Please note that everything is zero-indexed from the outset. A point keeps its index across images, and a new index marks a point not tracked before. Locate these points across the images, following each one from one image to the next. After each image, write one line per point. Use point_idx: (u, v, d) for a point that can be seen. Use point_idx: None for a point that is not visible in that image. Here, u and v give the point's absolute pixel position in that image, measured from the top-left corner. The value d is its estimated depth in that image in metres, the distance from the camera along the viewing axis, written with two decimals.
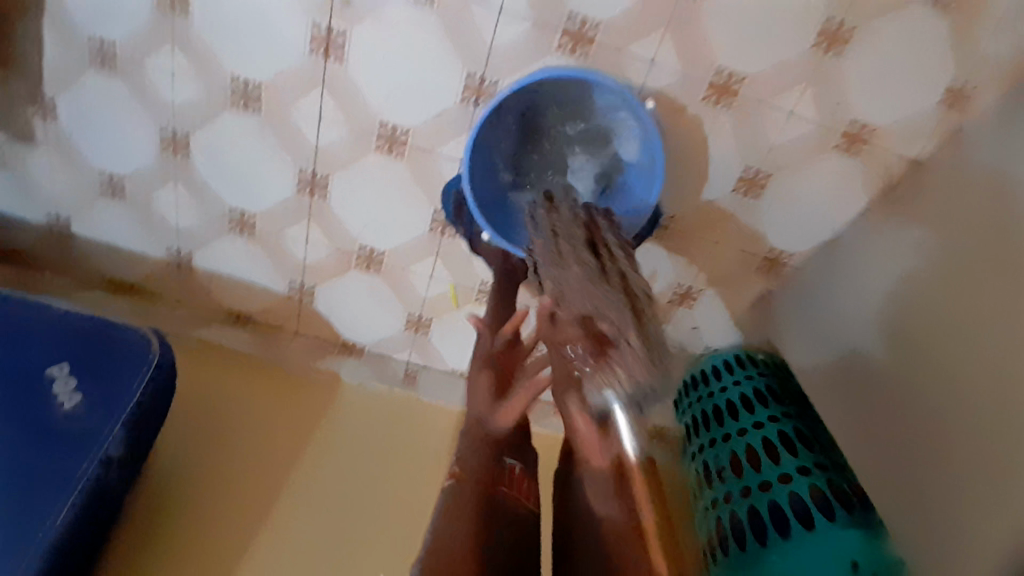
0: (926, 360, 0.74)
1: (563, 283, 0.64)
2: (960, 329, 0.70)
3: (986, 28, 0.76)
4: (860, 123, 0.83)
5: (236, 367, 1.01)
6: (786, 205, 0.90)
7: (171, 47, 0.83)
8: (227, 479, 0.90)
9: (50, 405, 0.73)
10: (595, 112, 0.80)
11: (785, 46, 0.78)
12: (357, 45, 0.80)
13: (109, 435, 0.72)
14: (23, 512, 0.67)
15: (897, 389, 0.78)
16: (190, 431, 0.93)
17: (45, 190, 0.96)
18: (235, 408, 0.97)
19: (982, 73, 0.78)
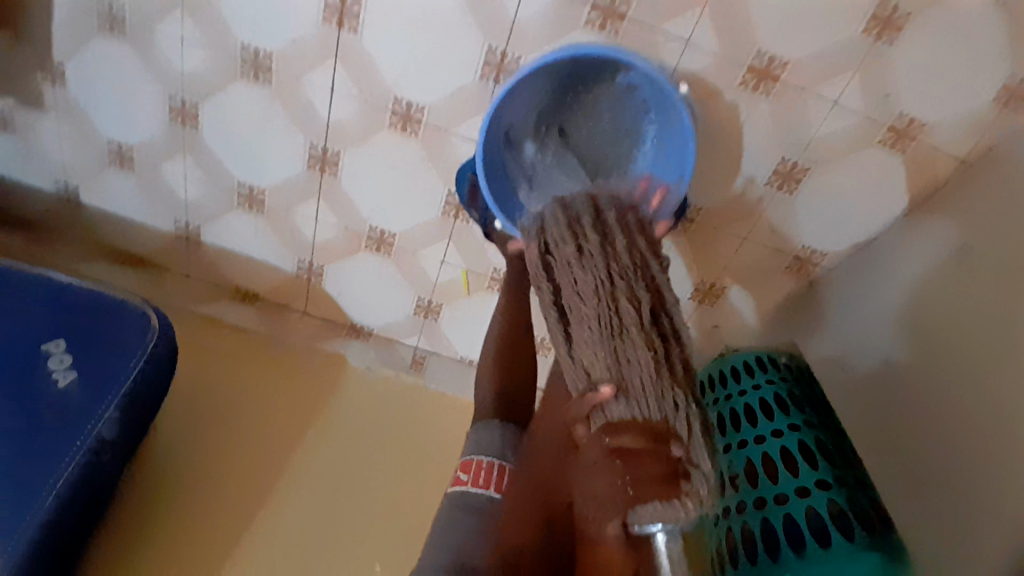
0: (970, 377, 0.69)
1: (623, 364, 0.52)
2: (1005, 342, 0.66)
3: None
4: (909, 117, 0.77)
5: (241, 346, 0.99)
6: (821, 202, 0.84)
7: (180, 12, 0.78)
8: (227, 462, 0.89)
9: (44, 382, 0.71)
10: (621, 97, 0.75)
11: (833, 29, 0.71)
12: (373, 15, 0.76)
13: (101, 418, 0.70)
14: (12, 491, 0.65)
15: (931, 406, 0.73)
16: (192, 410, 0.92)
17: (54, 158, 0.93)
18: (239, 388, 0.95)
19: None
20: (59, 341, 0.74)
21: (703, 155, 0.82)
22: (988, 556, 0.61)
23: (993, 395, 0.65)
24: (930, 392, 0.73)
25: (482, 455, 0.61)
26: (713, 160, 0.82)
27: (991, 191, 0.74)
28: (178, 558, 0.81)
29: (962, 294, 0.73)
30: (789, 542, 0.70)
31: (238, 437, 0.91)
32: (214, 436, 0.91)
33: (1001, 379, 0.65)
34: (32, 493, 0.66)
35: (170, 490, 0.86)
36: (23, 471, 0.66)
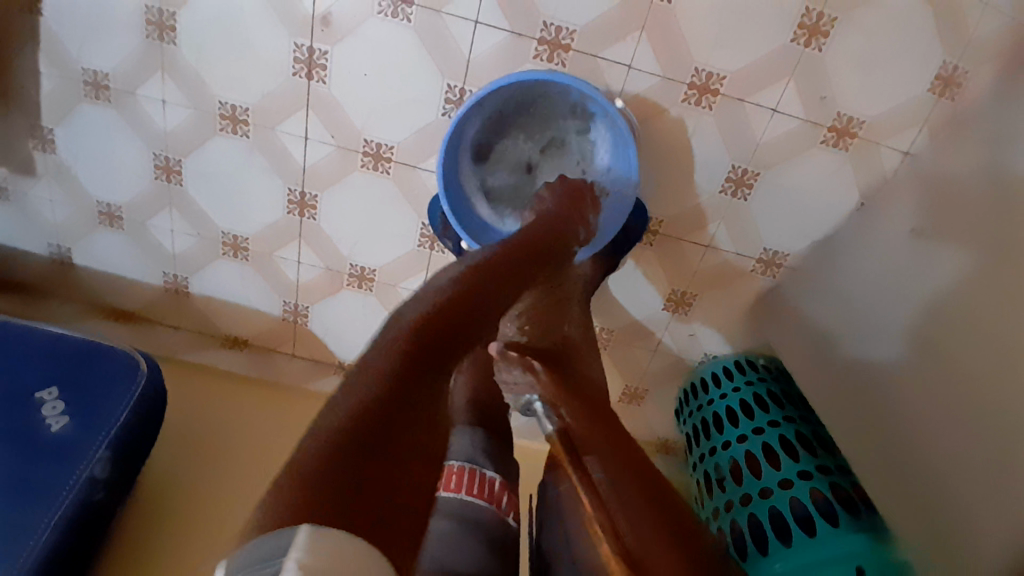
0: (938, 358, 0.70)
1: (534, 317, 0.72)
2: (964, 319, 0.68)
3: (971, 12, 0.75)
4: (847, 117, 0.81)
5: (232, 387, 1.01)
6: (776, 203, 0.88)
7: (161, 75, 0.85)
8: (216, 503, 0.90)
9: (39, 429, 0.73)
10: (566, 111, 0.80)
11: (763, 43, 0.77)
12: (339, 66, 0.82)
13: (86, 465, 0.71)
14: (9, 537, 0.66)
15: (905, 393, 0.74)
16: (183, 456, 0.93)
17: (46, 222, 0.98)
18: (229, 431, 0.97)
19: (971, 59, 0.76)
20: (51, 390, 0.75)
21: (660, 168, 0.86)
22: (975, 526, 0.62)
23: (963, 374, 0.67)
24: (907, 383, 0.74)
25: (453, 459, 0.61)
26: (669, 171, 0.86)
27: (932, 176, 0.78)
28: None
29: (917, 280, 0.75)
30: (776, 533, 0.71)
31: (229, 480, 0.92)
32: (209, 479, 0.92)
33: (972, 354, 0.66)
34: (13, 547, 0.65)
35: (159, 542, 0.86)
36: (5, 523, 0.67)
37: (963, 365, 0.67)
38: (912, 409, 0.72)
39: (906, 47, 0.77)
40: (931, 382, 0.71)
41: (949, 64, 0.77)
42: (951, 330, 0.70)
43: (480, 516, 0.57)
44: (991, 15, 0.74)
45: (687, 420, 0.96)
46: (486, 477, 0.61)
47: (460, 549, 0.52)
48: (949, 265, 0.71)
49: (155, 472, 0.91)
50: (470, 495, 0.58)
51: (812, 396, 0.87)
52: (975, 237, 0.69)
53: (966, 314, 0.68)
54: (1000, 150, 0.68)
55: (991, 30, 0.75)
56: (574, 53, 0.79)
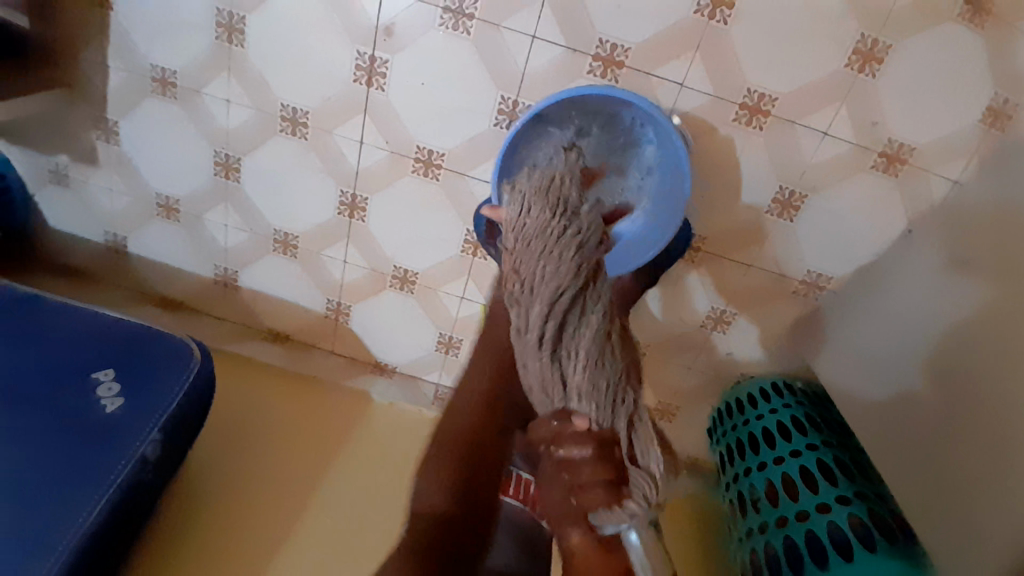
0: (985, 387, 0.69)
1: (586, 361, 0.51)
2: (1011, 348, 0.67)
3: None
4: (897, 143, 0.81)
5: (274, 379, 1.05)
6: (823, 226, 0.88)
7: (227, 76, 0.88)
8: (252, 489, 0.92)
9: (93, 407, 0.76)
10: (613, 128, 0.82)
11: (815, 68, 0.78)
12: (397, 73, 0.85)
13: (136, 447, 0.73)
14: (58, 511, 0.68)
15: (923, 407, 0.76)
16: (220, 443, 0.95)
17: (106, 210, 1.03)
18: (269, 420, 0.99)
19: None
20: (107, 371, 0.79)
21: (705, 186, 0.87)
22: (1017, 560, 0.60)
23: (1008, 406, 0.66)
24: (929, 400, 0.75)
25: None
26: (715, 190, 0.87)
27: (982, 204, 0.77)
28: (211, 558, 0.86)
29: (941, 299, 0.77)
30: (812, 557, 0.71)
31: (264, 468, 0.94)
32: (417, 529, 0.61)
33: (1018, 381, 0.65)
34: (62, 521, 0.67)
35: (192, 526, 0.88)
36: (53, 499, 0.69)
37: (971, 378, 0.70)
38: (927, 421, 0.75)
39: (959, 77, 0.77)
40: (947, 395, 0.73)
41: (1001, 95, 0.77)
42: (970, 353, 0.71)
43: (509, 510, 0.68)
44: None
45: (720, 439, 0.96)
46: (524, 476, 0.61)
47: None
48: (972, 283, 0.74)
49: (194, 456, 0.94)
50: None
51: (842, 403, 0.88)
52: (998, 258, 0.71)
53: (983, 334, 0.70)
54: None
55: None
56: (628, 68, 0.81)
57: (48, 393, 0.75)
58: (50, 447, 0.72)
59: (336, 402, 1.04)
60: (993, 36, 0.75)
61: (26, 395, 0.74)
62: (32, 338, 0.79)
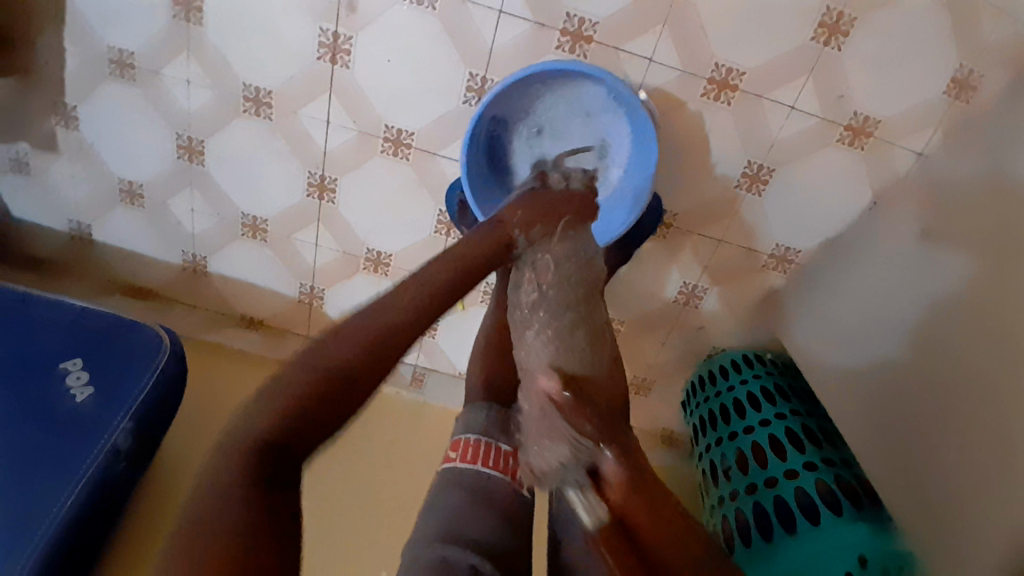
0: (956, 359, 0.69)
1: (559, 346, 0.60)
2: (979, 318, 0.68)
3: (988, 20, 0.75)
4: (863, 116, 0.81)
5: (248, 364, 1.03)
6: (792, 200, 0.88)
7: (186, 56, 0.86)
8: None
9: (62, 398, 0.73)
10: (576, 91, 0.80)
11: (779, 41, 0.78)
12: (362, 51, 0.83)
13: (108, 442, 0.71)
14: (29, 505, 0.66)
15: (911, 410, 0.73)
16: (198, 430, 0.95)
17: (68, 198, 1.00)
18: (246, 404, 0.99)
19: (987, 61, 0.76)
20: (75, 360, 0.76)
21: (676, 161, 0.87)
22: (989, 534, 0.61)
23: (982, 373, 0.66)
24: (900, 384, 0.76)
25: (470, 433, 0.60)
26: (684, 166, 0.87)
27: (952, 186, 0.76)
28: None
29: (917, 291, 0.76)
30: (781, 522, 0.73)
31: None
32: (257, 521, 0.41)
33: (986, 348, 0.66)
34: (33, 525, 0.65)
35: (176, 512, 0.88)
36: (23, 494, 0.67)
37: (957, 387, 0.68)
38: (916, 430, 0.72)
39: (924, 49, 0.77)
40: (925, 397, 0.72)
41: (965, 67, 0.78)
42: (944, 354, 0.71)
43: (495, 488, 0.55)
44: (1006, 19, 0.74)
45: (694, 411, 0.98)
46: (502, 451, 0.58)
47: (477, 519, 0.52)
48: (952, 276, 0.72)
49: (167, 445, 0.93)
50: (485, 467, 0.56)
51: (822, 391, 0.87)
52: (987, 259, 0.68)
53: (966, 335, 0.69)
54: (1015, 154, 0.68)
55: (1007, 32, 0.74)
56: (596, 42, 0.80)
57: (15, 385, 0.73)
58: (18, 439, 0.69)
59: None
60: (960, 8, 0.75)
61: None
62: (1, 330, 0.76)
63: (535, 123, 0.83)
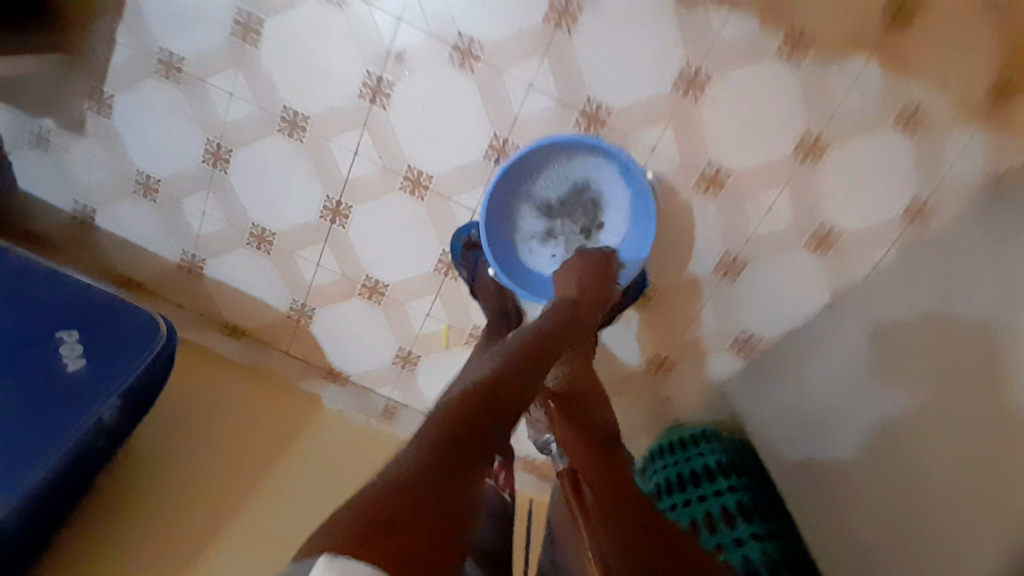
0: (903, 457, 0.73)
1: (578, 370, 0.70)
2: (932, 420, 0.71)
3: (954, 146, 0.83)
4: (829, 227, 0.90)
5: (231, 366, 1.02)
6: (764, 294, 0.96)
7: (235, 71, 0.94)
8: (195, 479, 0.88)
9: (54, 366, 0.73)
10: (590, 167, 0.90)
11: (766, 151, 0.88)
12: (400, 97, 0.92)
13: (65, 440, 0.69)
14: (11, 465, 0.66)
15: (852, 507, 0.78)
16: (169, 425, 0.92)
17: (81, 180, 1.03)
18: (224, 401, 0.97)
19: (940, 193, 0.85)
20: (70, 331, 0.75)
21: (663, 239, 0.96)
22: None
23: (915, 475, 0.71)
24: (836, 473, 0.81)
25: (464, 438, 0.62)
26: (670, 246, 0.97)
27: (948, 303, 0.75)
28: (149, 544, 0.83)
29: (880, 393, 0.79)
30: None
31: (205, 459, 0.90)
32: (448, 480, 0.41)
33: (934, 448, 0.70)
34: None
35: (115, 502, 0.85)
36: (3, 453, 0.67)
37: (920, 521, 0.69)
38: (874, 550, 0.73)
39: (890, 178, 0.86)
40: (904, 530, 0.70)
41: (920, 199, 0.86)
42: (919, 486, 0.70)
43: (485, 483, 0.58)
44: (967, 156, 0.82)
45: (651, 477, 0.97)
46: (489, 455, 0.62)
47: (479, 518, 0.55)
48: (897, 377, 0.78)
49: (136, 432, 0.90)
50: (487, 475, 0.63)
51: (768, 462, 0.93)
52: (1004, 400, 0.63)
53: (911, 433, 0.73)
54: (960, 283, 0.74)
55: (966, 172, 0.83)
56: (607, 124, 0.91)
57: (8, 347, 0.72)
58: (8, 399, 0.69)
59: (297, 393, 1.03)
60: (923, 142, 0.84)
61: None
62: (9, 292, 0.76)
63: (549, 190, 0.92)
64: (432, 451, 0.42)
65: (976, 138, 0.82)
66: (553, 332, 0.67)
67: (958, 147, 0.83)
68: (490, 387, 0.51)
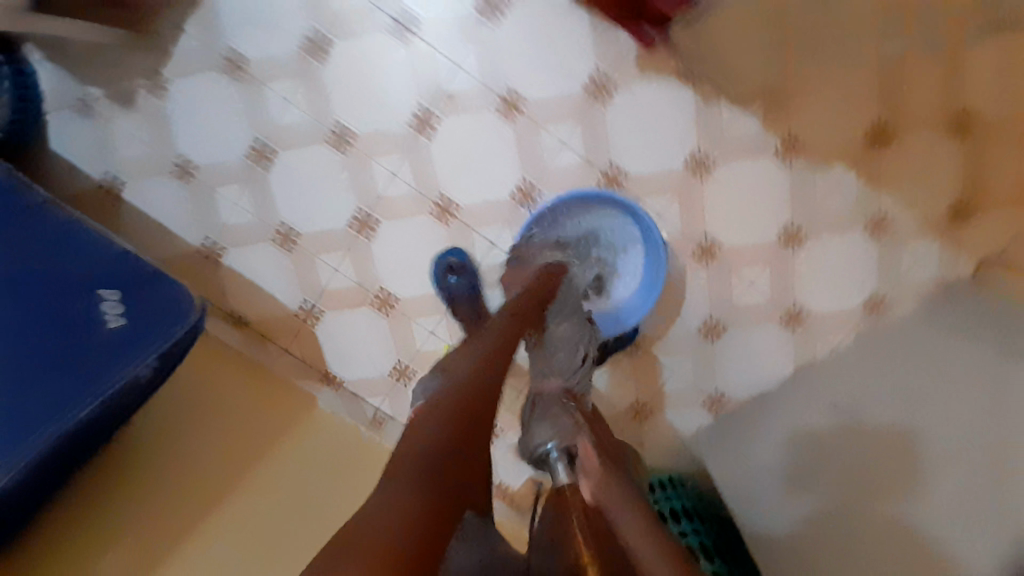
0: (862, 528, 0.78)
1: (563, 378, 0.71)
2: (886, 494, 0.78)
3: (911, 254, 0.98)
4: (802, 307, 1.03)
5: (236, 367, 1.02)
6: (739, 360, 1.06)
7: (296, 81, 1.01)
8: (191, 463, 0.86)
9: (94, 322, 0.76)
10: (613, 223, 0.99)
11: (755, 232, 1.00)
12: (445, 132, 1.02)
13: (88, 403, 0.72)
14: (42, 414, 0.70)
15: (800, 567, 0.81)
16: (187, 406, 0.91)
17: (117, 152, 1.06)
18: (230, 394, 0.96)
19: (895, 290, 1.00)
20: (113, 291, 0.78)
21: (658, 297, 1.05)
22: None
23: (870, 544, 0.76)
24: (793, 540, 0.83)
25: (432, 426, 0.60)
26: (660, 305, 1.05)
27: (945, 385, 0.79)
28: (145, 514, 0.81)
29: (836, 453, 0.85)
30: None
31: (208, 443, 0.89)
32: (434, 503, 0.43)
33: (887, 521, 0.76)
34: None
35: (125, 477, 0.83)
36: (34, 400, 0.70)
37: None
38: None
39: (857, 273, 1.00)
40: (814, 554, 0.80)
41: (881, 294, 1.00)
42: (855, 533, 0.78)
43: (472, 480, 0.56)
44: (921, 264, 0.98)
45: None
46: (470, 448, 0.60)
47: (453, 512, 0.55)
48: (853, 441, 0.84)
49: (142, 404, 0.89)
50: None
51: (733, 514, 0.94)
52: (950, 509, 0.70)
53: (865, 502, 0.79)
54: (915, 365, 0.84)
55: (920, 276, 0.98)
56: (625, 186, 1.01)
57: (55, 296, 0.76)
58: (48, 348, 0.73)
59: (296, 399, 1.05)
60: (888, 247, 0.99)
61: (35, 297, 0.75)
62: (60, 244, 0.79)
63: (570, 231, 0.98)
64: (432, 459, 0.46)
65: (928, 249, 0.98)
66: (526, 314, 0.67)
67: (915, 255, 0.98)
68: (472, 397, 0.52)
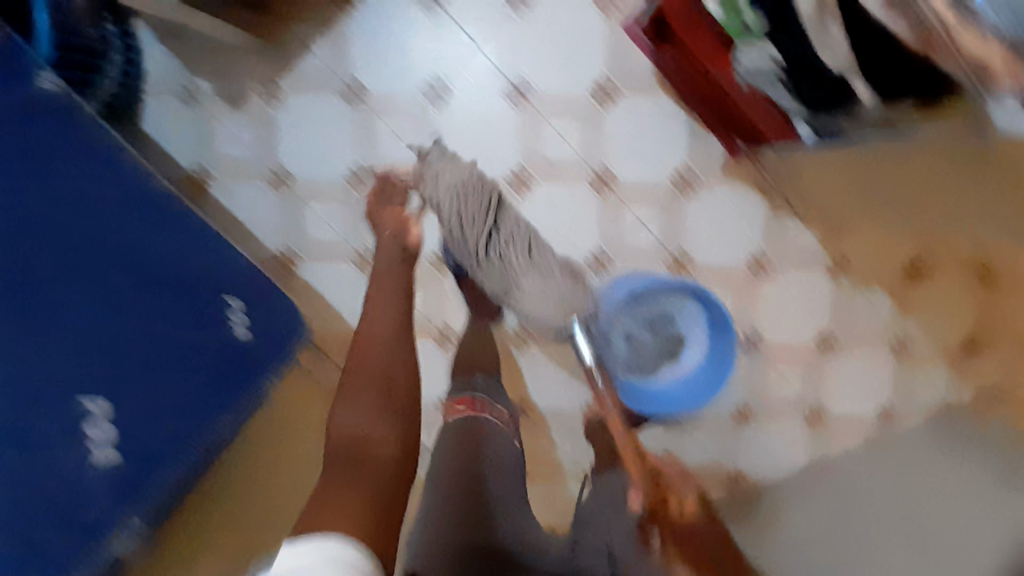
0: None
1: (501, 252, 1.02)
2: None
3: (922, 374, 1.13)
4: (823, 405, 1.15)
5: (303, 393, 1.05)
6: (762, 442, 1.16)
7: (410, 120, 1.08)
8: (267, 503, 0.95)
9: (223, 328, 0.88)
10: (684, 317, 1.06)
11: (794, 331, 1.14)
12: (539, 193, 1.10)
13: (220, 414, 0.84)
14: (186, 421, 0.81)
15: None
16: (273, 438, 0.99)
17: (213, 148, 1.08)
18: (301, 425, 1.02)
19: (904, 404, 1.13)
20: (236, 299, 0.91)
21: None
22: None
23: None
24: None
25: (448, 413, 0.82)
26: None
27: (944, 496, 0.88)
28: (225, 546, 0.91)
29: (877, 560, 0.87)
30: None
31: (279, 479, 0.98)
32: (389, 490, 0.55)
33: None
34: (143, 480, 0.76)
35: (220, 501, 0.92)
36: (177, 411, 0.80)
37: None
38: None
39: (872, 382, 1.14)
40: None
41: (891, 405, 1.14)
42: None
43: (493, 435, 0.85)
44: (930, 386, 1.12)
45: None
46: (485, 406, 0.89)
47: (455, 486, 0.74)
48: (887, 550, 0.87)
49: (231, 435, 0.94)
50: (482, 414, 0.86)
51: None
52: None
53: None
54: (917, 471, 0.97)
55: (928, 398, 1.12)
56: (690, 272, 1.12)
57: (186, 295, 0.86)
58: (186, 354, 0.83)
59: None
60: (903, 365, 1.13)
61: (169, 292, 0.84)
62: (182, 250, 0.87)
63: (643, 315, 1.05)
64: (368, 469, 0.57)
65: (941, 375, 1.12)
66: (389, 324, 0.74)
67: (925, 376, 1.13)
68: (381, 378, 0.64)
